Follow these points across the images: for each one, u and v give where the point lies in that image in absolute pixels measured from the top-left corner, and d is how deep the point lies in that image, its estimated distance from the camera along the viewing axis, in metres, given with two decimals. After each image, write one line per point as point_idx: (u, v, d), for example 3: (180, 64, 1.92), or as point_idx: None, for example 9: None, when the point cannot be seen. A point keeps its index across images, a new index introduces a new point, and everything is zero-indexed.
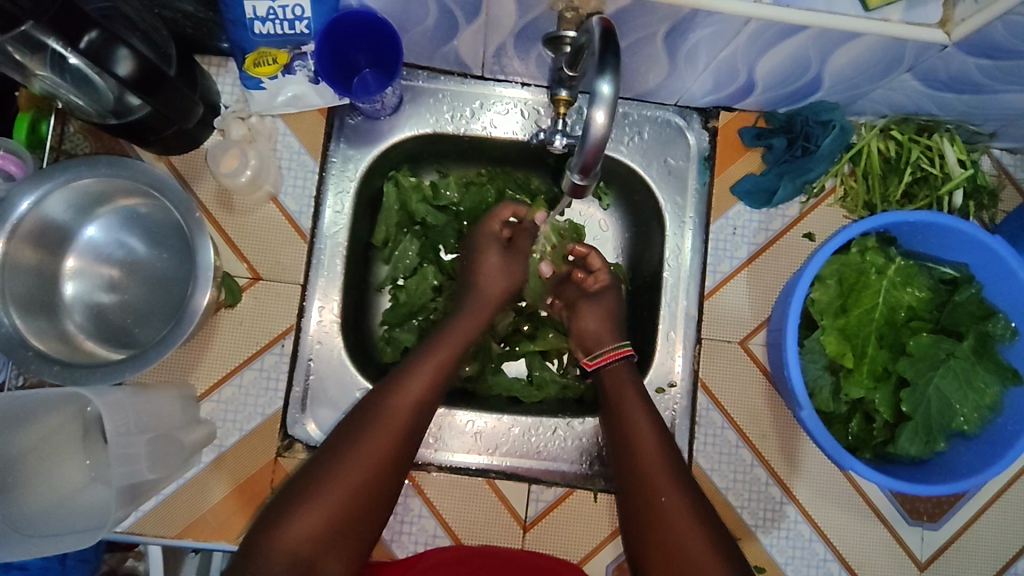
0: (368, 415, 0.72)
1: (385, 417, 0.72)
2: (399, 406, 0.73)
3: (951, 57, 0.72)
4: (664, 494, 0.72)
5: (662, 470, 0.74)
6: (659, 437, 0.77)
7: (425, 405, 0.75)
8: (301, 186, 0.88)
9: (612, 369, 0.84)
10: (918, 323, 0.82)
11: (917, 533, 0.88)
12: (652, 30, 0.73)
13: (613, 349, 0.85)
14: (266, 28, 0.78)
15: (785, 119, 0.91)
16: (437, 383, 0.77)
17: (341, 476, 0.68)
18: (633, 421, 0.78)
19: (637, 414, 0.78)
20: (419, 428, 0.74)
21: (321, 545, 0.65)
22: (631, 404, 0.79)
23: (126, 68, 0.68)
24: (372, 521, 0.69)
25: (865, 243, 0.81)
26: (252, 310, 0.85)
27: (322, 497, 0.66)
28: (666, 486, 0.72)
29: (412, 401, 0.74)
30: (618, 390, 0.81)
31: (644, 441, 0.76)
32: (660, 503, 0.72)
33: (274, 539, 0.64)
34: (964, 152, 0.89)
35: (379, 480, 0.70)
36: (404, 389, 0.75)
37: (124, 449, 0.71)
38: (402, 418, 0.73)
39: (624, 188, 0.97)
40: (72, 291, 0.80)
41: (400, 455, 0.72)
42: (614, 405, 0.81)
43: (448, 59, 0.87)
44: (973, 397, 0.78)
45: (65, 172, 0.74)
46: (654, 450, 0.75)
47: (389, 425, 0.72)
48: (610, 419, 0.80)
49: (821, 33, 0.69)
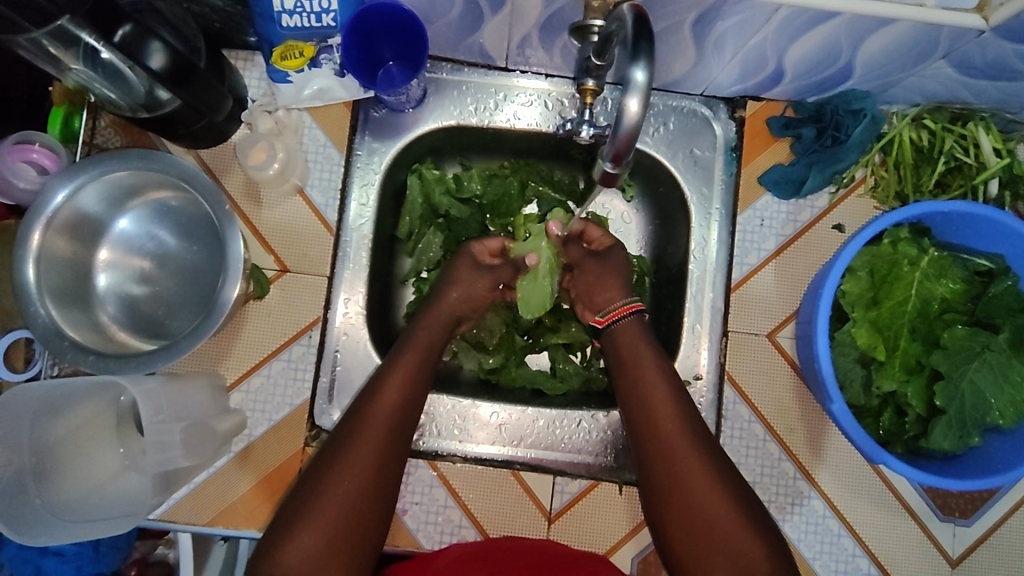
0: (354, 419, 0.73)
1: (369, 421, 0.73)
2: (379, 414, 0.73)
3: (988, 43, 0.70)
4: (694, 485, 0.70)
5: (688, 460, 0.71)
6: (686, 434, 0.73)
7: (408, 404, 0.75)
8: (327, 179, 0.88)
9: (624, 326, 0.82)
10: (952, 315, 0.80)
11: (949, 529, 0.87)
12: (680, 18, 0.73)
13: (619, 307, 0.84)
14: (293, 21, 0.77)
15: (814, 108, 0.89)
16: (413, 386, 0.77)
17: (332, 491, 0.68)
18: (657, 423, 0.74)
19: (666, 412, 0.75)
20: (402, 433, 0.74)
21: (324, 558, 0.65)
22: (657, 397, 0.76)
23: (160, 61, 0.70)
24: (377, 523, 0.69)
25: (898, 234, 0.80)
26: (280, 302, 0.86)
27: (315, 514, 0.66)
28: (700, 482, 0.70)
29: (394, 402, 0.75)
30: (642, 374, 0.78)
31: (673, 435, 0.73)
32: (690, 494, 0.70)
33: (278, 557, 0.64)
34: (1000, 140, 0.87)
35: (371, 490, 0.69)
36: (382, 395, 0.75)
37: (159, 436, 0.73)
38: (382, 425, 0.73)
39: (648, 179, 0.96)
40: (106, 282, 0.81)
41: (390, 456, 0.72)
42: (635, 398, 0.77)
43: (471, 50, 0.87)
44: (1009, 391, 0.76)
45: (98, 165, 0.75)
46: (681, 444, 0.72)
47: (375, 428, 0.72)
48: (632, 414, 0.77)
49: (853, 20, 0.68)
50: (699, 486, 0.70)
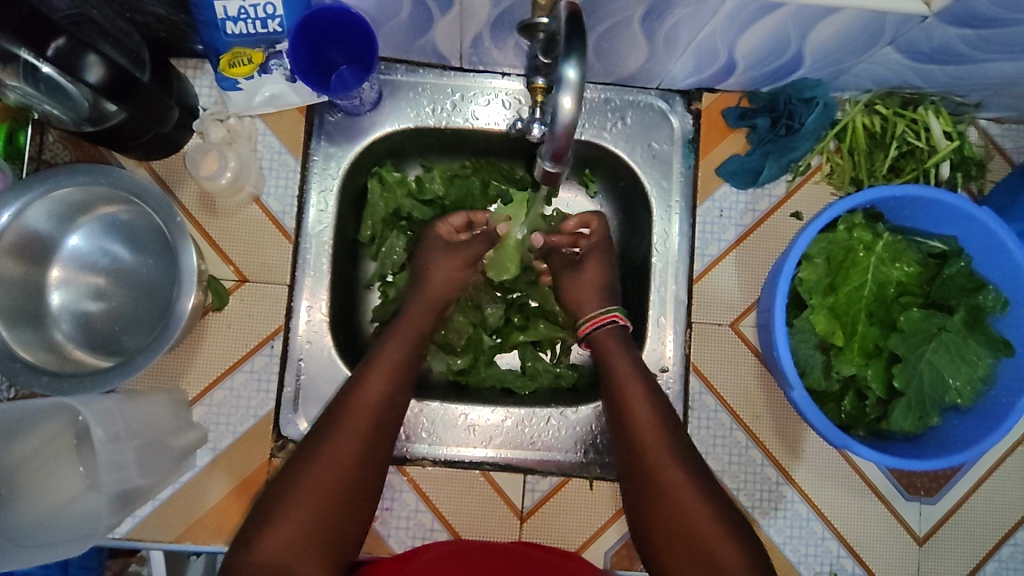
0: (335, 414, 0.73)
1: (351, 414, 0.72)
2: (361, 407, 0.73)
3: (932, 28, 0.71)
4: (679, 494, 0.70)
5: (674, 465, 0.72)
6: (666, 427, 0.75)
7: (390, 397, 0.75)
8: (283, 186, 0.87)
9: (601, 336, 0.84)
10: (908, 298, 0.81)
11: (915, 508, 0.88)
12: (628, 13, 0.73)
13: (596, 316, 0.86)
14: (239, 27, 0.77)
15: (768, 98, 0.90)
16: (399, 381, 0.77)
17: (312, 482, 0.67)
18: (639, 430, 0.75)
19: (645, 419, 0.76)
20: (385, 424, 0.74)
21: (300, 550, 0.64)
22: (638, 408, 0.77)
23: (97, 74, 0.67)
24: (355, 517, 0.69)
25: (853, 219, 0.80)
26: (241, 313, 0.85)
27: (292, 507, 0.65)
28: (679, 483, 0.71)
29: (376, 394, 0.75)
30: (623, 385, 0.79)
31: (652, 440, 0.74)
32: (675, 502, 0.70)
33: (254, 549, 0.63)
34: (950, 123, 0.89)
35: (352, 481, 0.69)
36: (363, 390, 0.74)
37: (113, 457, 0.72)
38: (365, 417, 0.73)
39: (609, 173, 0.96)
40: (59, 301, 0.80)
41: (372, 449, 0.71)
42: (613, 392, 0.79)
43: (425, 51, 0.86)
44: (966, 370, 0.78)
45: (44, 182, 0.73)
46: (661, 445, 0.74)
47: (357, 421, 0.72)
48: (613, 417, 0.78)
49: (799, 9, 0.69)
50: (678, 484, 0.71)
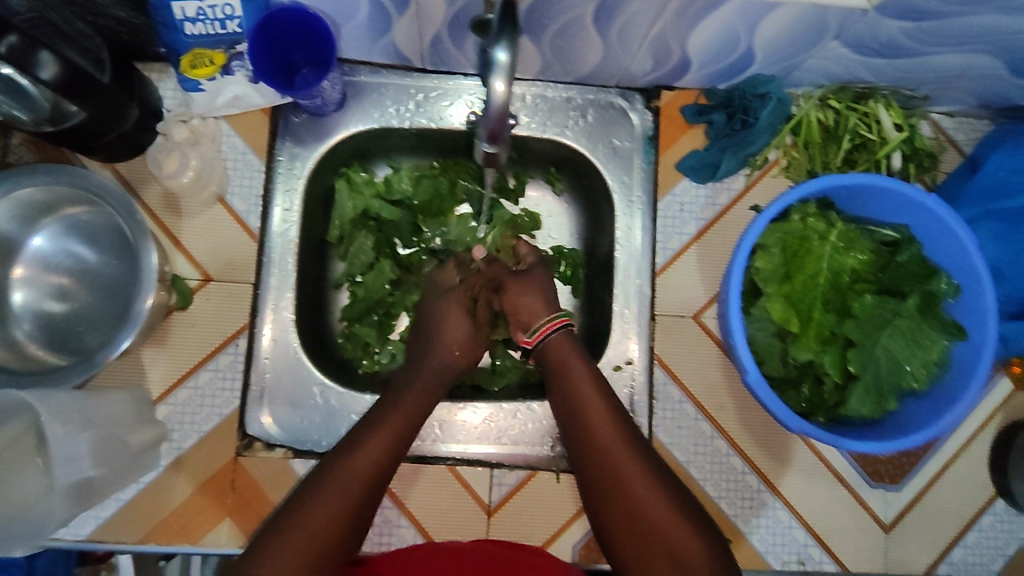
0: (323, 477, 0.66)
1: (341, 481, 0.65)
2: (352, 472, 0.66)
3: (875, 22, 0.73)
4: (636, 485, 0.70)
5: (628, 461, 0.71)
6: (616, 422, 0.75)
7: (386, 467, 0.68)
8: (248, 186, 0.89)
9: (552, 343, 0.81)
10: (862, 285, 0.83)
11: (880, 495, 0.89)
12: (580, 11, 0.75)
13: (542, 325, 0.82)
14: (197, 28, 0.79)
15: (724, 95, 0.92)
16: (397, 447, 0.71)
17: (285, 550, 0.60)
18: (592, 426, 0.75)
19: (598, 413, 0.76)
20: (375, 496, 0.67)
21: None
22: (587, 398, 0.77)
23: (51, 71, 0.69)
24: None
25: (806, 209, 0.83)
26: (205, 311, 0.86)
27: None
28: (636, 478, 0.70)
29: (371, 461, 0.68)
30: (578, 380, 0.78)
31: (603, 432, 0.74)
32: (631, 494, 0.70)
33: None
34: (900, 116, 0.91)
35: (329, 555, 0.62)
36: (360, 453, 0.68)
37: (68, 448, 0.71)
38: (357, 486, 0.65)
39: (573, 170, 0.98)
40: (21, 301, 0.80)
41: (355, 520, 0.64)
42: (563, 387, 0.78)
43: (386, 52, 0.88)
44: (921, 354, 0.79)
45: (5, 182, 0.75)
46: (612, 437, 0.74)
47: (346, 490, 0.65)
48: (564, 416, 0.78)
49: (743, 4, 0.71)
50: (637, 476, 0.71)
